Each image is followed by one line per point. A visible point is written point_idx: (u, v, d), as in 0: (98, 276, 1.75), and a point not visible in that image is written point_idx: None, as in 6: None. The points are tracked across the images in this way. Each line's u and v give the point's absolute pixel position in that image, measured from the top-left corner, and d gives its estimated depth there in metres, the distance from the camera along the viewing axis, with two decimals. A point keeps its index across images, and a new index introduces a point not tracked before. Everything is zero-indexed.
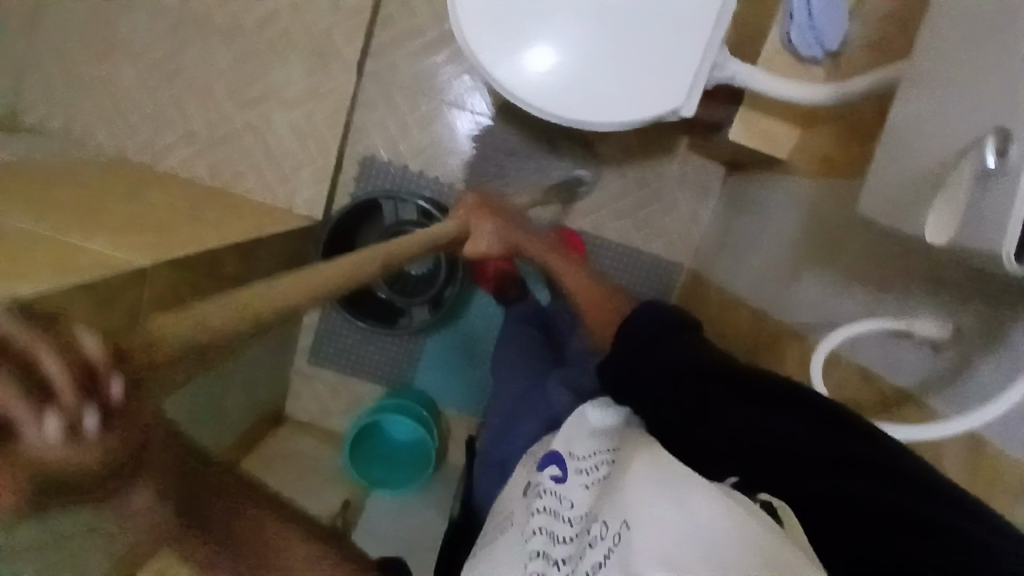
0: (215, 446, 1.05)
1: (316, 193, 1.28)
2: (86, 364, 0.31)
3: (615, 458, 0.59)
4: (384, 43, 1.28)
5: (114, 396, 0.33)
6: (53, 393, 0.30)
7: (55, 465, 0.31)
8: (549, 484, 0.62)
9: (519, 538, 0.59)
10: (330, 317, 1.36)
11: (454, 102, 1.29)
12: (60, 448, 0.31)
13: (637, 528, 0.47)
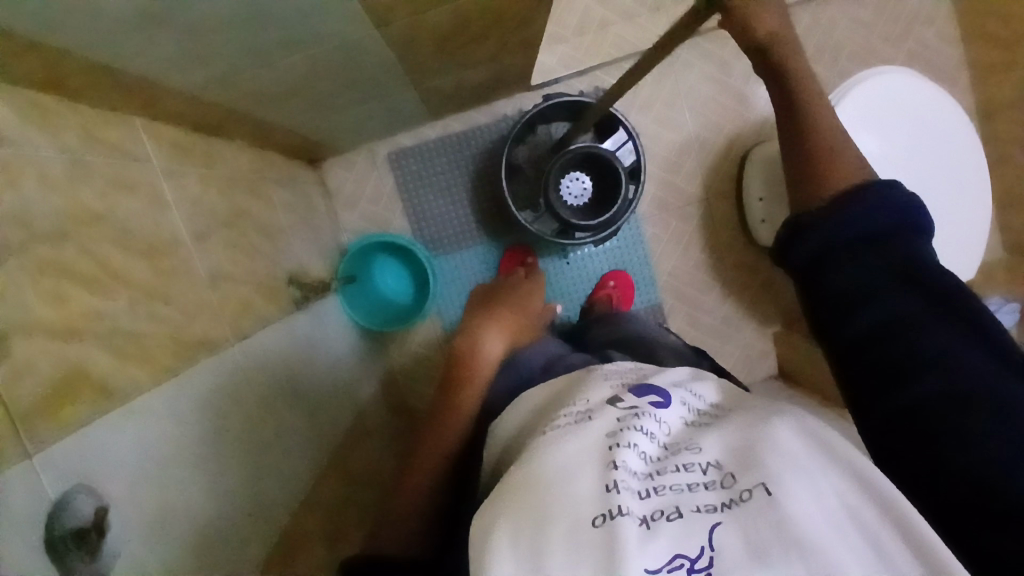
0: (293, 111, 0.88)
1: (551, 66, 1.22)
2: (492, 356, 0.83)
3: (737, 418, 0.50)
4: (699, 47, 1.30)
5: (492, 349, 0.84)
6: (511, 335, 0.89)
7: (479, 364, 0.81)
8: (643, 406, 0.52)
9: (598, 439, 0.48)
10: (446, 147, 1.25)
11: (684, 136, 1.32)
12: (493, 359, 0.83)
13: (785, 497, 0.40)
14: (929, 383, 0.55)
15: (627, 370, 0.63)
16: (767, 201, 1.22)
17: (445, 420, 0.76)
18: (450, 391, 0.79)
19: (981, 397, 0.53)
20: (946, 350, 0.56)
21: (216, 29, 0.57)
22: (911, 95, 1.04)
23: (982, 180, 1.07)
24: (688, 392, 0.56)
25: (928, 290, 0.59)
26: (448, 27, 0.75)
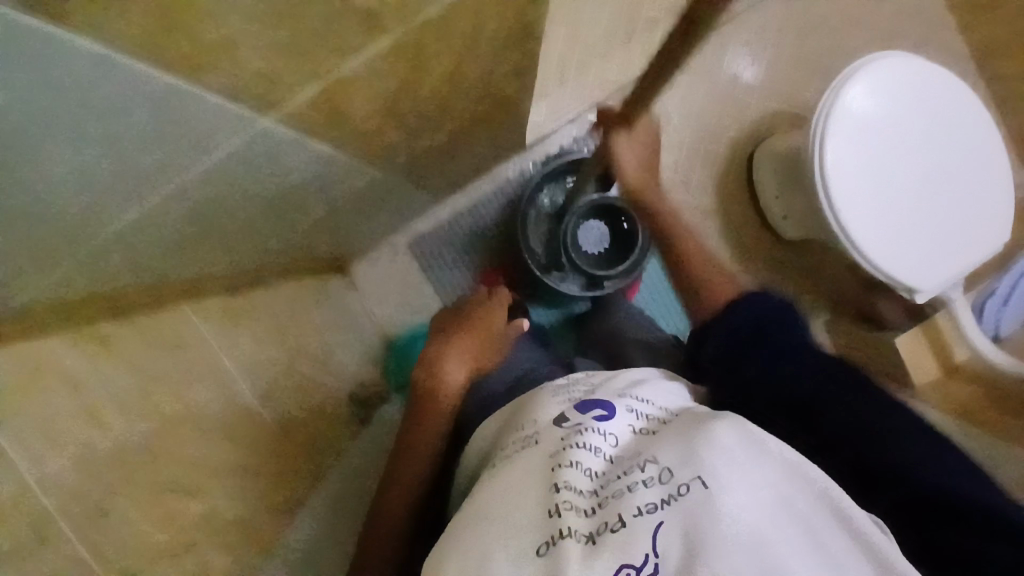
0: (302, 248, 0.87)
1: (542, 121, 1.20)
2: (454, 387, 0.75)
3: (680, 422, 0.48)
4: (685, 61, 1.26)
5: (455, 378, 0.75)
6: (477, 367, 0.78)
7: (440, 394, 0.74)
8: (588, 422, 0.50)
9: (543, 464, 0.47)
10: (457, 227, 1.25)
11: (689, 147, 1.27)
12: (455, 388, 0.75)
13: (721, 491, 0.40)
14: (836, 429, 0.52)
15: (576, 380, 0.61)
16: (784, 199, 1.21)
17: (420, 437, 0.71)
18: (417, 416, 0.73)
19: (911, 445, 0.49)
20: (858, 391, 0.54)
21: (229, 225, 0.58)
22: (898, 72, 0.99)
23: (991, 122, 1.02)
24: (633, 396, 0.54)
25: (818, 369, 0.56)
26: (447, 141, 0.78)
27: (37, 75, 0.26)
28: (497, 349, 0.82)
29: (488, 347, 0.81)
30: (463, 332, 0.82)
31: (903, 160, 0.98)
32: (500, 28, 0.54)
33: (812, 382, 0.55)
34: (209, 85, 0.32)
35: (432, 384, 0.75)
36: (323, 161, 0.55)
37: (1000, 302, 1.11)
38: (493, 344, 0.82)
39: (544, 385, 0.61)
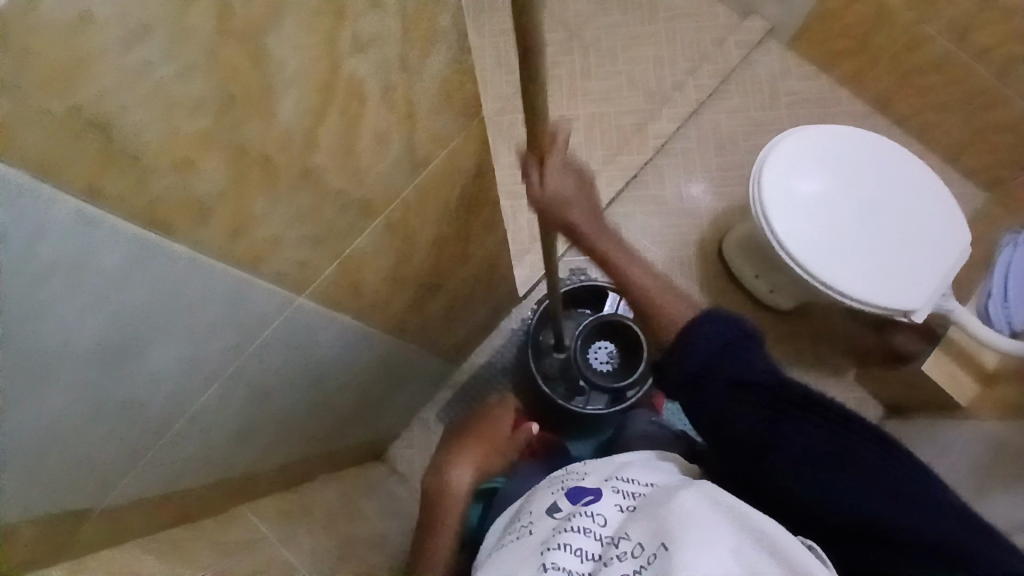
0: (342, 436, 0.93)
1: (529, 274, 1.34)
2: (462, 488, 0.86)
3: (657, 496, 0.50)
4: (635, 194, 1.45)
5: (463, 481, 0.87)
6: (481, 472, 0.89)
7: (449, 495, 0.85)
8: (576, 507, 0.52)
9: (536, 552, 0.49)
10: (480, 385, 1.32)
11: (665, 257, 1.41)
12: (462, 490, 0.86)
13: (686, 551, 0.41)
14: (785, 461, 0.52)
15: (570, 467, 0.63)
16: (764, 276, 1.30)
17: (433, 539, 0.79)
18: (430, 521, 0.83)
19: (860, 468, 0.49)
20: (803, 439, 0.52)
21: (277, 415, 0.66)
22: (803, 148, 1.14)
23: (904, 158, 1.16)
24: (620, 479, 0.56)
25: (765, 398, 0.55)
26: (448, 302, 0.90)
27: (155, 283, 0.35)
28: (498, 456, 0.92)
29: (492, 455, 0.92)
30: (472, 444, 0.95)
31: (842, 214, 1.10)
32: (467, 198, 0.68)
33: (767, 428, 0.54)
34: (261, 277, 0.43)
35: (442, 489, 0.87)
36: (347, 335, 0.65)
37: (1002, 300, 1.11)
38: (497, 450, 0.93)
39: (540, 483, 0.63)
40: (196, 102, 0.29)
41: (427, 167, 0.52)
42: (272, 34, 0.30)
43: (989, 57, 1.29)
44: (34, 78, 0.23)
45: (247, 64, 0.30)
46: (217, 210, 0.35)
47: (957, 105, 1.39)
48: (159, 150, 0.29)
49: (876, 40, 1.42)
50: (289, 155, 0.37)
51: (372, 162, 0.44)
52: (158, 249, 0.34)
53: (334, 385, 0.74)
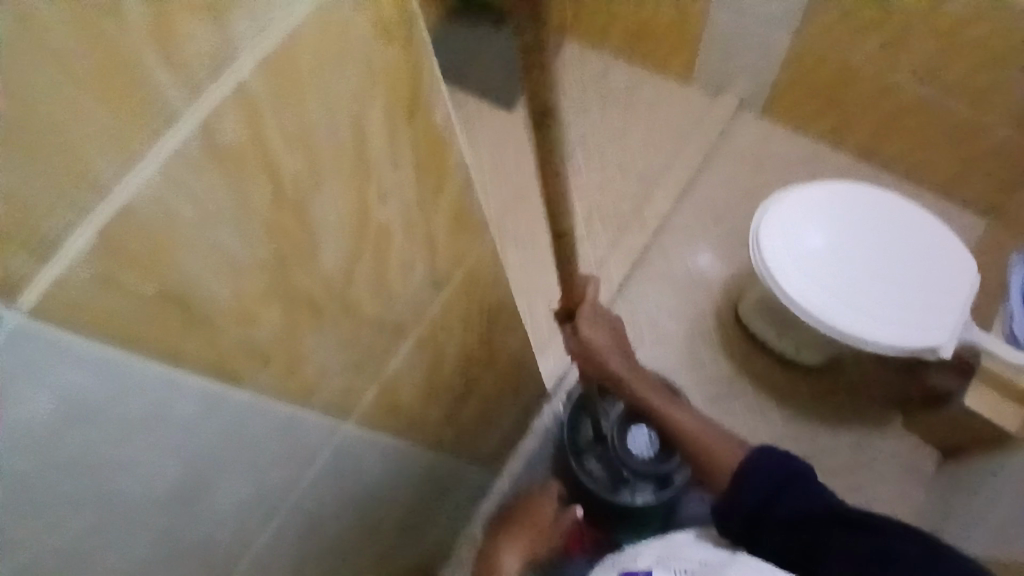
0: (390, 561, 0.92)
1: (555, 369, 1.36)
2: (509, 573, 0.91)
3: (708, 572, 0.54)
4: (644, 275, 1.49)
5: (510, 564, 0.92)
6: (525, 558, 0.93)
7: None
8: None
9: None
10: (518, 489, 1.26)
11: (685, 331, 1.43)
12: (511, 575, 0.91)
13: None
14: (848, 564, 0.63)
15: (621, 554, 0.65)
16: (787, 334, 1.31)
17: None
18: None
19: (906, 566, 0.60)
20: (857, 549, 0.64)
21: (328, 547, 0.66)
22: (795, 205, 1.18)
23: (894, 200, 1.19)
24: (674, 562, 0.58)
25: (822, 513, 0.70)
26: (481, 407, 0.92)
27: (208, 431, 0.38)
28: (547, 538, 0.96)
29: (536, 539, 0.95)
30: (518, 524, 0.98)
31: (846, 263, 1.13)
32: (490, 309, 0.71)
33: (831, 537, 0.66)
34: (311, 409, 0.46)
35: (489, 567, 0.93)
36: (384, 459, 0.66)
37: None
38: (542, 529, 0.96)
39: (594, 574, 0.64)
40: (259, 263, 0.34)
41: (449, 284, 0.56)
42: (312, 199, 0.35)
43: (957, 91, 1.35)
44: (121, 270, 0.27)
45: (296, 227, 0.35)
46: (275, 352, 0.39)
47: (934, 143, 1.46)
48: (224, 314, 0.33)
49: (846, 98, 1.49)
50: (329, 298, 0.41)
51: (400, 289, 0.49)
52: (229, 393, 0.37)
53: (379, 509, 0.74)
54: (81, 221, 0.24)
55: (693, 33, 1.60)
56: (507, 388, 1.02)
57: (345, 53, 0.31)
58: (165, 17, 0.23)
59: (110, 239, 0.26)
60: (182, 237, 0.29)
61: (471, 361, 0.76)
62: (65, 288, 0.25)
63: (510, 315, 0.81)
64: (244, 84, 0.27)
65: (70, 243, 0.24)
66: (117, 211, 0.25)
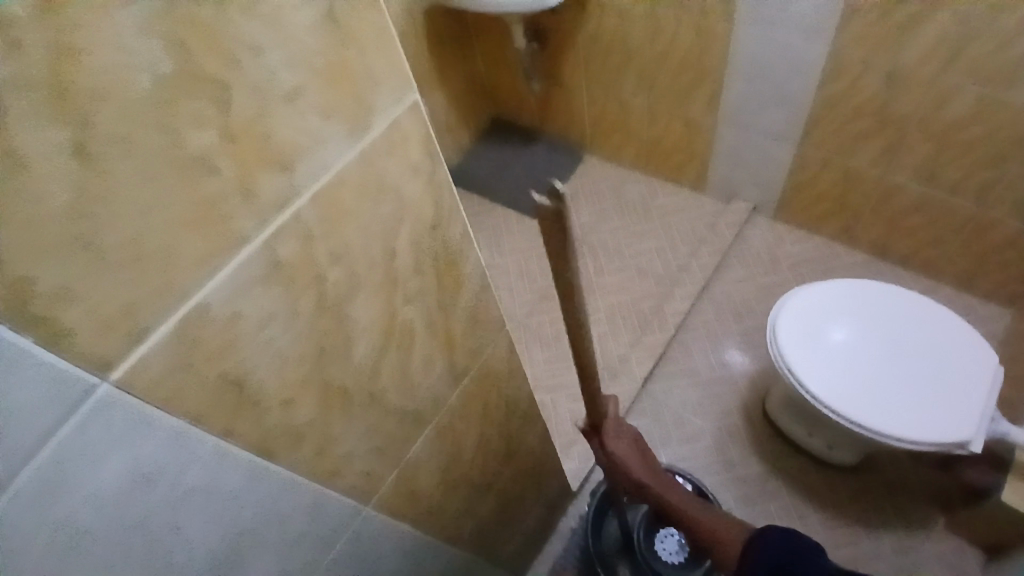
0: None
1: (579, 466, 1.35)
2: None
3: None
4: (667, 371, 1.51)
5: None
6: None
7: None
8: None
9: None
10: None
11: (711, 428, 1.42)
12: None
13: None
14: None
15: None
16: (817, 433, 1.28)
17: None
18: None
19: None
20: None
21: None
22: (808, 302, 1.22)
23: (908, 294, 1.22)
24: None
25: None
26: (503, 502, 0.93)
27: (246, 505, 0.42)
28: None
29: None
30: None
31: (865, 357, 1.14)
32: (509, 405, 0.76)
33: None
34: (335, 490, 0.50)
35: None
36: (403, 549, 0.68)
37: None
38: None
39: None
40: (301, 355, 0.40)
41: (467, 376, 0.61)
42: (351, 306, 0.42)
43: (964, 186, 1.37)
44: (192, 359, 0.33)
45: (334, 325, 0.42)
46: (308, 434, 0.44)
47: (949, 236, 1.48)
48: (267, 398, 0.39)
49: (852, 200, 1.57)
50: (357, 387, 0.47)
51: (421, 380, 0.54)
52: (264, 467, 0.42)
53: None
54: (167, 317, 0.31)
55: (701, 146, 1.73)
56: (530, 484, 1.03)
57: (381, 192, 0.40)
58: (247, 170, 0.31)
59: (187, 332, 0.32)
60: (242, 333, 0.35)
61: (492, 454, 0.79)
62: (148, 370, 0.31)
63: (530, 411, 0.85)
64: (299, 214, 0.35)
65: (156, 333, 0.31)
66: (194, 309, 0.32)
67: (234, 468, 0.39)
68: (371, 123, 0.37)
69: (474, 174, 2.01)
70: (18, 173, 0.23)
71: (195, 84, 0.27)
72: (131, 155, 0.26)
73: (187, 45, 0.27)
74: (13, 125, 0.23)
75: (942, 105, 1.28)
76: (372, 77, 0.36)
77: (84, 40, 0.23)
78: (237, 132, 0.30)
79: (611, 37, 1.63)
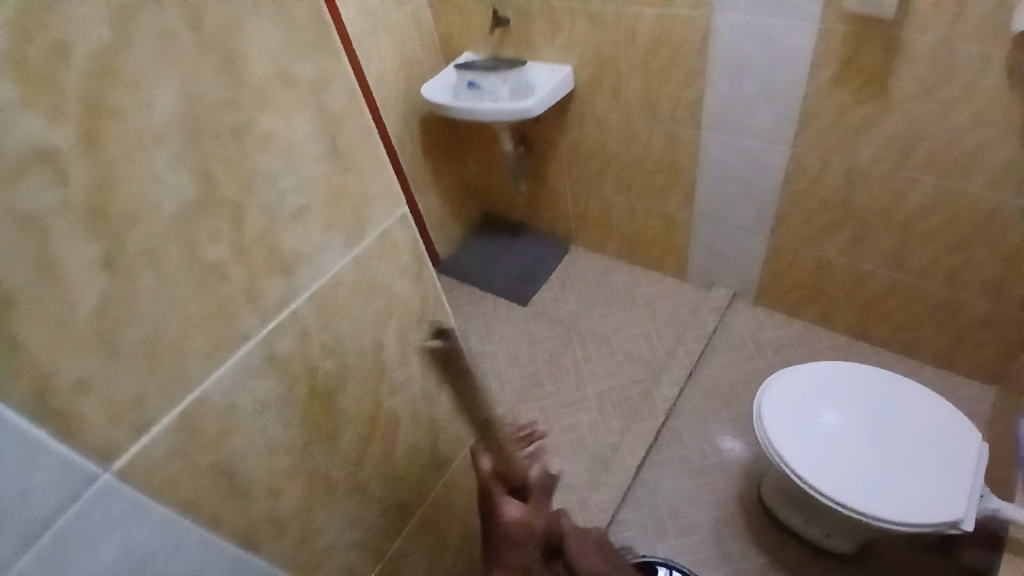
0: None
1: None
2: None
3: None
4: (659, 458, 1.50)
5: None
6: None
7: None
8: None
9: None
10: None
11: (707, 518, 1.39)
12: None
13: None
14: None
15: None
16: (815, 521, 1.25)
17: None
18: None
19: None
20: None
21: None
22: (790, 385, 1.24)
23: (887, 376, 1.25)
24: None
25: None
26: None
27: None
28: None
29: None
30: None
31: (850, 440, 1.15)
32: None
33: None
34: None
35: None
36: None
37: None
38: None
39: None
40: (290, 444, 0.42)
41: (453, 465, 0.62)
42: (340, 396, 0.45)
43: (931, 273, 1.44)
44: (189, 448, 0.35)
45: (323, 414, 0.44)
46: (293, 524, 0.45)
47: (924, 319, 1.53)
48: (255, 486, 0.41)
49: (826, 286, 1.64)
50: (342, 475, 0.48)
51: (406, 468, 0.55)
52: (247, 558, 0.42)
53: None
54: (169, 409, 0.33)
55: (680, 238, 1.82)
56: None
57: (372, 291, 0.44)
58: (253, 276, 0.36)
59: (186, 422, 0.35)
60: (236, 423, 0.38)
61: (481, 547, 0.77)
62: (146, 458, 0.33)
63: None
64: (295, 313, 0.39)
65: (157, 423, 0.33)
66: (194, 401, 0.35)
67: (218, 560, 0.40)
68: (364, 232, 0.42)
69: (464, 266, 2.09)
70: (58, 284, 0.27)
71: (214, 207, 0.32)
72: (155, 267, 0.31)
73: (211, 175, 0.32)
74: (59, 246, 0.27)
75: (898, 200, 1.37)
76: (368, 196, 0.41)
77: (125, 175, 0.28)
78: (248, 244, 0.35)
79: (590, 141, 1.77)
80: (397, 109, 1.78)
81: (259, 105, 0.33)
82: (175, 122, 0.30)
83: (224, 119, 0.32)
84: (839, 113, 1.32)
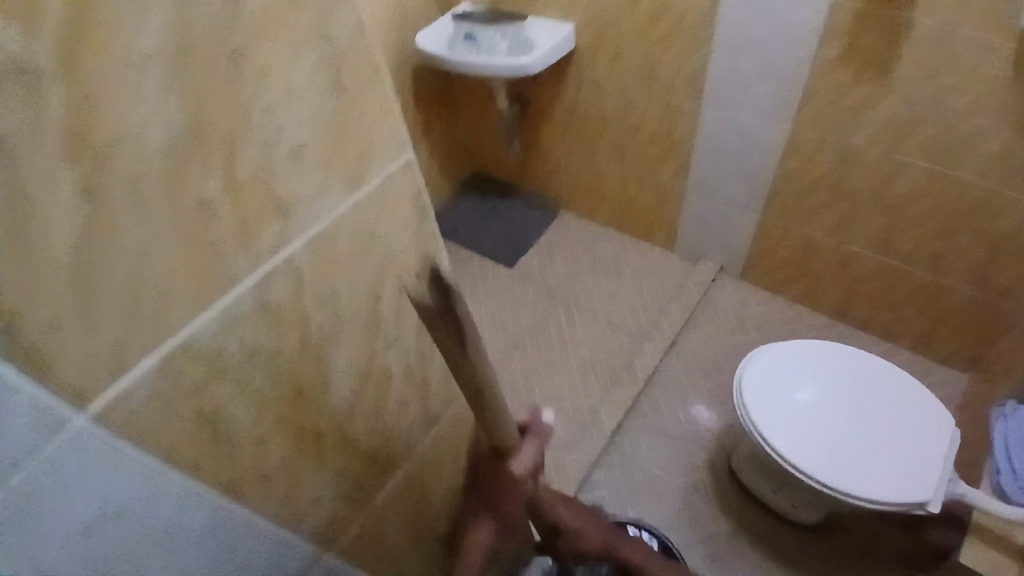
0: None
1: None
2: None
3: None
4: (636, 425, 1.53)
5: None
6: None
7: None
8: None
9: None
10: None
11: (679, 483, 1.42)
12: None
13: None
14: None
15: None
16: (783, 491, 1.28)
17: None
18: None
19: None
20: None
21: None
22: (771, 359, 1.26)
23: (865, 356, 1.27)
24: None
25: None
26: None
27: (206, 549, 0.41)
28: None
29: None
30: None
31: (825, 416, 1.17)
32: None
33: None
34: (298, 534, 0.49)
35: None
36: None
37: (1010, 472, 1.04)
38: None
39: None
40: (279, 394, 0.41)
41: (439, 424, 0.62)
42: (332, 349, 0.43)
43: (917, 256, 1.45)
44: (173, 395, 0.34)
45: (313, 366, 0.43)
46: (277, 474, 0.44)
47: (905, 303, 1.55)
48: (241, 436, 0.40)
49: (812, 265, 1.65)
50: (330, 428, 0.47)
51: (393, 424, 0.54)
52: (229, 507, 0.41)
53: None
54: (152, 352, 0.32)
55: (671, 209, 1.81)
56: None
57: (369, 242, 0.42)
58: (245, 219, 0.34)
59: (170, 367, 0.33)
60: (224, 371, 0.36)
61: None
62: (126, 402, 0.32)
63: None
64: (289, 260, 0.37)
65: (139, 367, 0.31)
66: (179, 345, 0.33)
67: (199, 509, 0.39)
68: (364, 179, 0.40)
69: (452, 224, 2.06)
70: (32, 214, 0.25)
71: (205, 140, 0.30)
72: (137, 200, 0.28)
73: (202, 106, 0.29)
74: (33, 173, 0.24)
75: (892, 180, 1.37)
76: (370, 140, 0.39)
77: (108, 98, 0.26)
78: (240, 183, 0.33)
79: (588, 104, 1.73)
80: (389, 56, 1.72)
81: (257, 33, 0.31)
82: (164, 44, 0.27)
83: (216, 45, 0.29)
84: (841, 90, 1.31)
